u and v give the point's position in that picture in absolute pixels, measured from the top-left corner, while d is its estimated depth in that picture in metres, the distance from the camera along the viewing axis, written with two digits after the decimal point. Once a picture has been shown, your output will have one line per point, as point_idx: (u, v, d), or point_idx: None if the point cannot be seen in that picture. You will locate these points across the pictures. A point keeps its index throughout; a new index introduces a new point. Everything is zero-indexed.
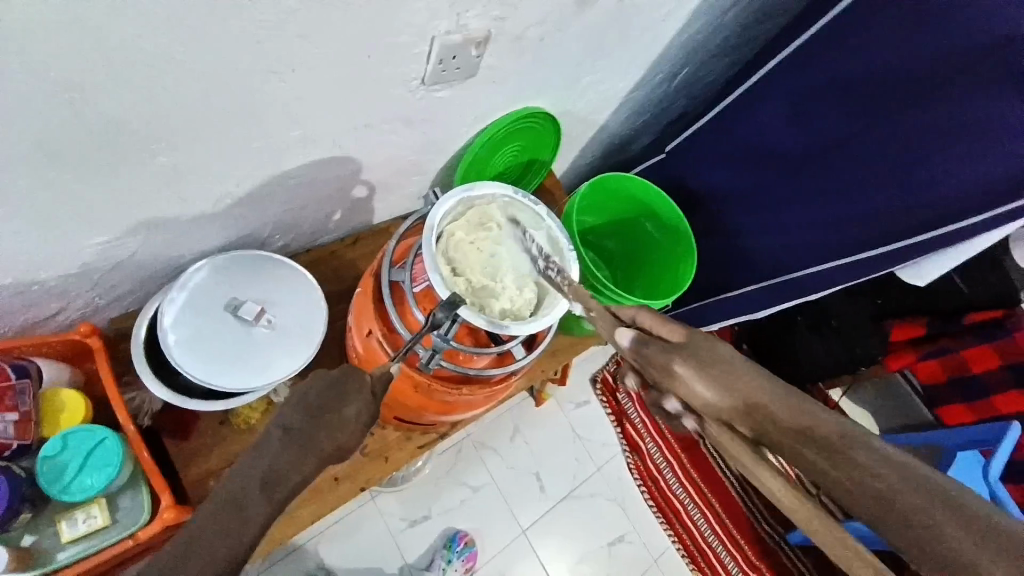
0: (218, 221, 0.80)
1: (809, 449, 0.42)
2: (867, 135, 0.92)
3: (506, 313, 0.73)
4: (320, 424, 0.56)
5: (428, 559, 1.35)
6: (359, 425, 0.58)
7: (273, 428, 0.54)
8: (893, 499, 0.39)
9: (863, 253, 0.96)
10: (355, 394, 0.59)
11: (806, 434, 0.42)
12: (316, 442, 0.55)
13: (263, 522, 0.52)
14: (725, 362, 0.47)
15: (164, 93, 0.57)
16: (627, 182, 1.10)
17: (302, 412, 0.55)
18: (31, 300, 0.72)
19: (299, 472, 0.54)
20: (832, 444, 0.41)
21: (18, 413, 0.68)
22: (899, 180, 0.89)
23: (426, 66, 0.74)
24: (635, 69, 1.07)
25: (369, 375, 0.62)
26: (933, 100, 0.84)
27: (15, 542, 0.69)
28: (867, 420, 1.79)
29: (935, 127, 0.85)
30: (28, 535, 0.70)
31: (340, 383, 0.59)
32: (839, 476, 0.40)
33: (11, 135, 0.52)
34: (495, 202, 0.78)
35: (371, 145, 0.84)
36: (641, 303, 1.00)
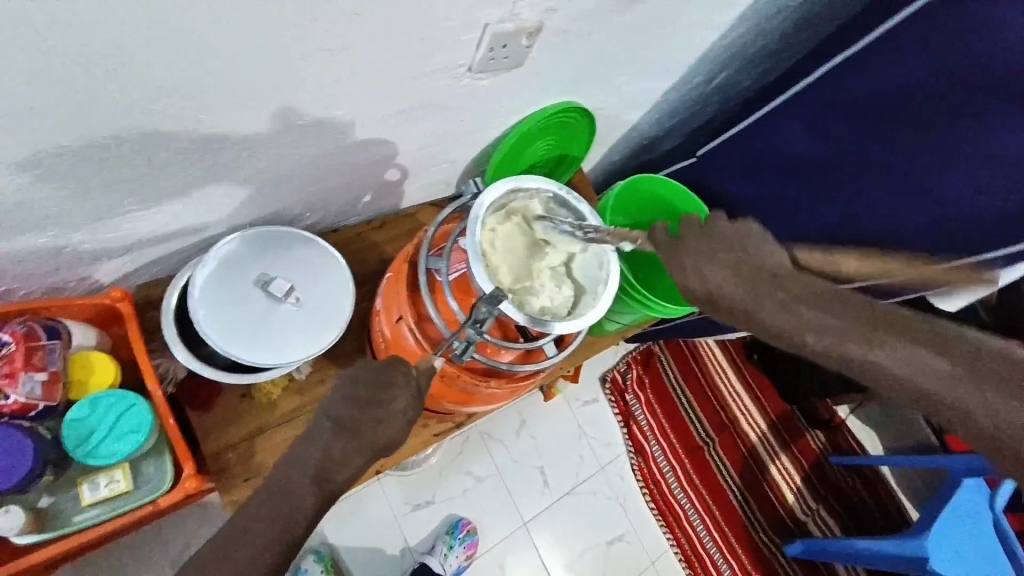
0: (252, 194, 0.79)
1: (775, 296, 0.59)
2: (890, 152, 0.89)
3: (550, 306, 0.74)
4: (368, 418, 0.61)
5: (429, 543, 1.36)
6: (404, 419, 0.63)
7: (320, 418, 0.60)
8: (801, 303, 0.58)
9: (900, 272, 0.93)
10: (402, 385, 0.63)
11: (765, 282, 0.61)
12: (364, 435, 0.60)
13: (313, 507, 0.58)
14: (711, 261, 0.64)
15: (215, 62, 0.56)
16: (658, 184, 1.10)
17: (352, 401, 0.61)
18: (62, 262, 0.71)
19: (344, 466, 0.59)
20: (768, 277, 0.61)
21: (47, 372, 0.69)
22: (918, 202, 0.87)
23: (474, 52, 0.73)
24: (676, 70, 1.05)
25: (416, 367, 0.65)
26: (951, 120, 0.81)
27: (32, 503, 0.69)
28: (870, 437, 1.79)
29: (950, 150, 0.82)
30: (45, 498, 0.70)
31: (385, 375, 0.62)
32: (767, 292, 0.60)
33: (61, 95, 0.52)
34: (537, 195, 0.77)
35: (408, 129, 0.83)
36: (665, 308, 0.99)
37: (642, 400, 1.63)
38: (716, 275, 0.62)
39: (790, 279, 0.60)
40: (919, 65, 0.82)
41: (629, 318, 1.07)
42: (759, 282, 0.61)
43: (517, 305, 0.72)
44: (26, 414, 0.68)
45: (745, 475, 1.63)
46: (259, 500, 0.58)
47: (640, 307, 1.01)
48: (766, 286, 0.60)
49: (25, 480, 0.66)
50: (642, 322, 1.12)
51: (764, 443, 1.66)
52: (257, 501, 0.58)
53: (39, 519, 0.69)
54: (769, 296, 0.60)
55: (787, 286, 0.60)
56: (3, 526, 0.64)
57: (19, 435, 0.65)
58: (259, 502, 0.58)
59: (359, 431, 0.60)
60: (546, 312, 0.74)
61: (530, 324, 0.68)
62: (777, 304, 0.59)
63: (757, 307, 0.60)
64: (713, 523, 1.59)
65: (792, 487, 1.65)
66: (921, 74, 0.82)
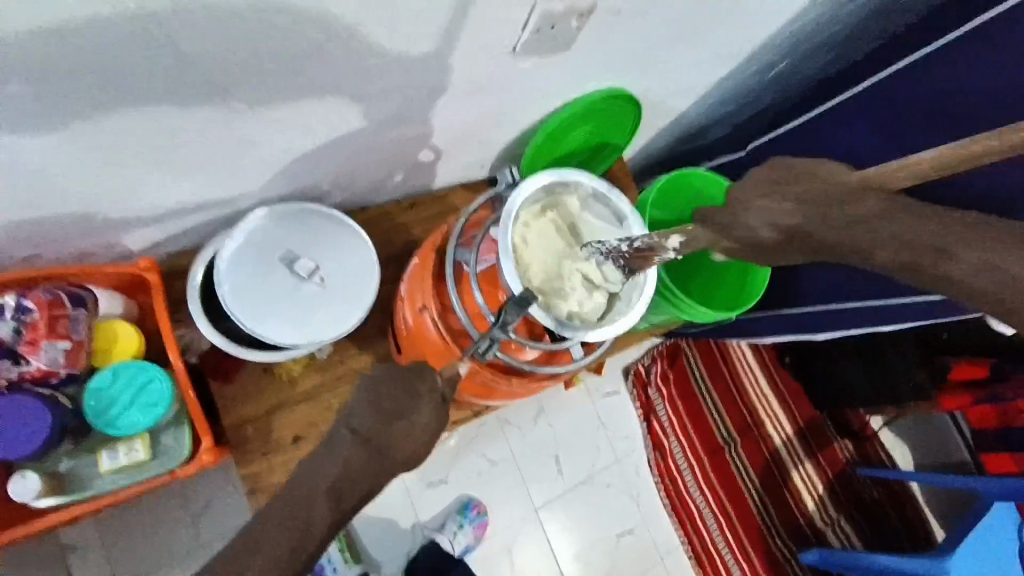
0: (281, 170, 0.78)
1: (838, 217, 0.50)
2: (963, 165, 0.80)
3: (580, 310, 0.71)
4: (387, 423, 0.62)
5: (440, 520, 1.38)
6: (426, 429, 0.63)
7: (343, 428, 0.62)
8: (873, 221, 0.49)
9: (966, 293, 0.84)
10: (425, 398, 0.64)
11: (826, 204, 0.51)
12: (383, 444, 0.62)
13: (328, 518, 0.61)
14: (762, 195, 0.55)
15: (244, 30, 0.53)
16: (698, 177, 1.05)
17: (374, 414, 0.62)
18: (91, 228, 0.71)
19: (363, 480, 0.61)
20: (832, 200, 0.51)
21: (70, 341, 0.70)
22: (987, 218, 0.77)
23: (520, 32, 0.68)
24: (734, 55, 0.97)
25: (440, 378, 0.67)
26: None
27: (52, 467, 0.72)
28: (902, 451, 1.71)
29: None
30: (65, 462, 0.73)
31: (409, 386, 0.64)
32: (828, 216, 0.51)
33: (87, 61, 0.50)
34: (575, 190, 0.74)
35: (443, 109, 0.79)
36: (698, 311, 0.94)
37: (664, 396, 1.59)
38: (763, 212, 0.54)
39: (856, 195, 0.51)
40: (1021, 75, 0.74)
41: (659, 318, 1.03)
42: (819, 209, 0.52)
43: (546, 305, 0.69)
44: (47, 380, 0.70)
45: (766, 479, 1.59)
46: (283, 511, 0.61)
47: (673, 309, 0.97)
48: (828, 210, 0.51)
49: (43, 448, 0.68)
50: (672, 322, 1.07)
51: (788, 448, 1.61)
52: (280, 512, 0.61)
53: (58, 483, 0.71)
54: (835, 218, 0.50)
55: (854, 203, 0.50)
56: (21, 491, 0.67)
57: (36, 402, 0.67)
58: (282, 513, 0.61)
59: (379, 443, 0.62)
60: (575, 316, 0.71)
61: (554, 326, 0.66)
62: (843, 229, 0.50)
63: (820, 235, 0.51)
64: (727, 525, 1.55)
65: (816, 497, 1.60)
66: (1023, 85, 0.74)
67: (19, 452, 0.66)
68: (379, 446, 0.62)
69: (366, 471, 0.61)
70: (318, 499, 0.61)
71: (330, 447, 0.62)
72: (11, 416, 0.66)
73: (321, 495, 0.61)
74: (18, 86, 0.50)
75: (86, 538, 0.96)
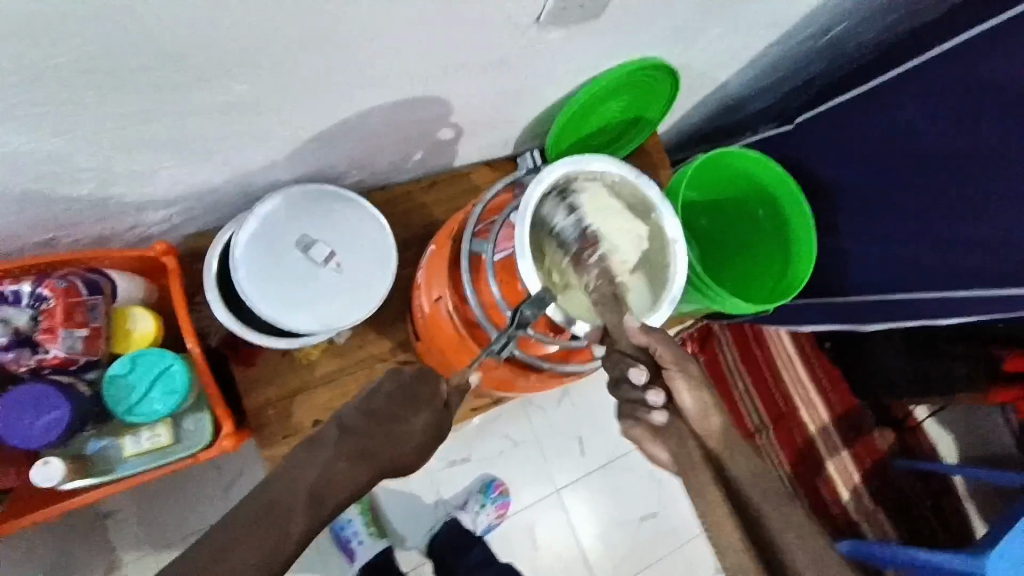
0: (295, 152, 0.75)
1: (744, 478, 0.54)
2: None
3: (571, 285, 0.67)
4: (383, 429, 0.63)
5: (462, 499, 1.38)
6: (421, 435, 0.64)
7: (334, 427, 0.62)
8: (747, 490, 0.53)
9: (1016, 286, 0.76)
10: (424, 404, 0.66)
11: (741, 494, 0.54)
12: (370, 451, 0.62)
13: (304, 529, 0.58)
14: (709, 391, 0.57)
15: (249, 12, 0.49)
16: (744, 159, 0.95)
17: (366, 415, 0.63)
18: (107, 213, 0.70)
19: (343, 487, 0.59)
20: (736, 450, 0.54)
21: (88, 328, 0.71)
22: None
23: (543, 1, 0.62)
24: (785, 20, 0.88)
25: (444, 385, 0.68)
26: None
27: (77, 450, 0.74)
28: (946, 444, 1.62)
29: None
30: (90, 444, 0.74)
31: (409, 391, 0.66)
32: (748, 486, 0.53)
33: (91, 52, 0.47)
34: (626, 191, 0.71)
35: (463, 85, 0.73)
36: (735, 304, 0.89)
37: None
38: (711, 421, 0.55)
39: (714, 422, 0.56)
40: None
41: (690, 308, 0.98)
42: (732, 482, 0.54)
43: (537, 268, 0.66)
44: (67, 367, 0.70)
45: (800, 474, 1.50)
46: (246, 524, 0.57)
47: (705, 301, 0.92)
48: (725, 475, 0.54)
49: (61, 438, 0.70)
50: (702, 312, 1.02)
51: (823, 438, 1.51)
52: (243, 525, 0.57)
53: (82, 466, 0.73)
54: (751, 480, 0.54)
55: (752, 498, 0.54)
56: (44, 477, 0.69)
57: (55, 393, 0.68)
58: (245, 527, 0.57)
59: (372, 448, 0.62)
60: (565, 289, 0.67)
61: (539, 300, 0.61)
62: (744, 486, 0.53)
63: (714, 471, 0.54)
64: None
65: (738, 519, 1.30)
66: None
67: (39, 442, 0.68)
68: (372, 450, 0.61)
69: (351, 479, 0.60)
70: (294, 508, 0.58)
71: (312, 446, 0.60)
72: (30, 405, 0.68)
73: (297, 500, 0.58)
74: (22, 78, 0.47)
75: (121, 505, 1.00)
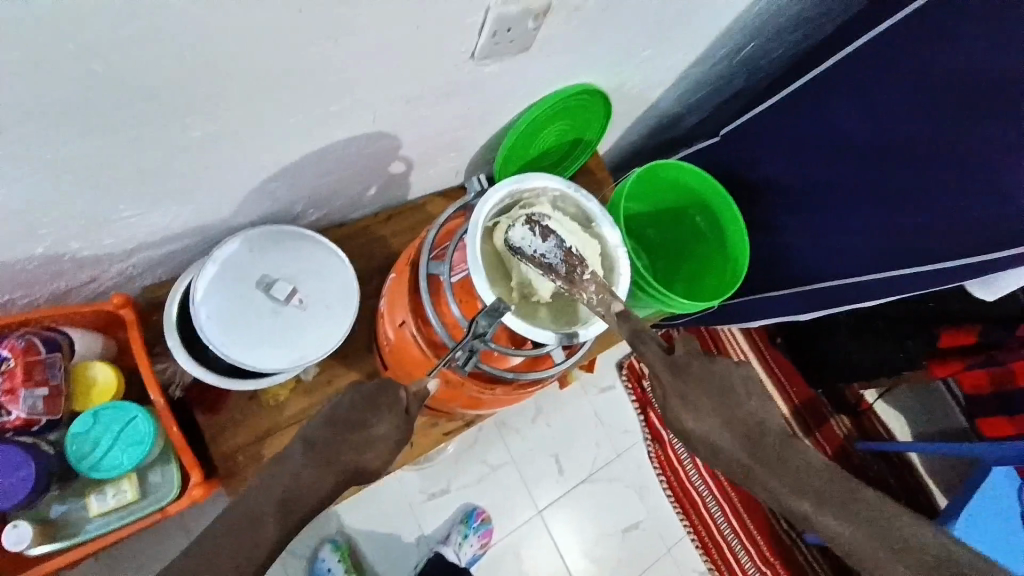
0: (251, 194, 0.77)
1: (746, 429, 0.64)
2: (935, 141, 0.82)
3: (526, 296, 0.72)
4: (348, 439, 0.59)
5: (444, 532, 1.37)
6: (390, 442, 0.61)
7: (298, 442, 0.58)
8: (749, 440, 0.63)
9: (926, 265, 0.84)
10: (388, 410, 0.62)
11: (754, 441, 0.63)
12: (339, 459, 0.58)
13: (276, 538, 0.54)
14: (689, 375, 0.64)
15: (204, 56, 0.52)
16: (677, 169, 1.02)
17: (329, 426, 0.59)
18: (61, 269, 0.70)
19: (314, 496, 0.56)
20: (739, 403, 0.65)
21: (48, 387, 0.69)
22: (963, 194, 0.80)
23: (477, 38, 0.68)
24: (699, 42, 0.97)
25: (406, 389, 0.64)
26: (1006, 106, 0.76)
27: (42, 513, 0.71)
28: (898, 423, 1.69)
29: (999, 147, 0.76)
30: (57, 506, 0.72)
31: (374, 398, 0.62)
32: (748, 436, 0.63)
33: (48, 99, 0.49)
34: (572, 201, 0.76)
35: (411, 119, 0.78)
36: (684, 303, 0.95)
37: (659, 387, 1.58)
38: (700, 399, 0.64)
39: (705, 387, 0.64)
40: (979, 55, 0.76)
41: (645, 313, 1.03)
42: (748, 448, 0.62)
43: (492, 284, 0.70)
44: (29, 429, 0.69)
45: None
46: (218, 533, 0.53)
47: (657, 304, 0.98)
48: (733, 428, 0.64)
49: (29, 497, 0.67)
50: (656, 316, 1.08)
51: None
52: (216, 534, 0.53)
53: (48, 529, 0.71)
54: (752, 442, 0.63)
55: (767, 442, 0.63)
56: (12, 541, 0.66)
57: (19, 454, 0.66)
58: (218, 535, 0.53)
59: (339, 456, 0.58)
60: (520, 300, 0.72)
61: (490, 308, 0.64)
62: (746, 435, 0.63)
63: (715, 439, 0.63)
64: (732, 511, 1.54)
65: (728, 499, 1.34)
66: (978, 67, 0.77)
67: (5, 504, 0.66)
68: (339, 458, 0.58)
69: (320, 489, 0.56)
70: (263, 518, 0.53)
71: (278, 462, 0.56)
72: None
73: (267, 510, 0.54)
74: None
75: None
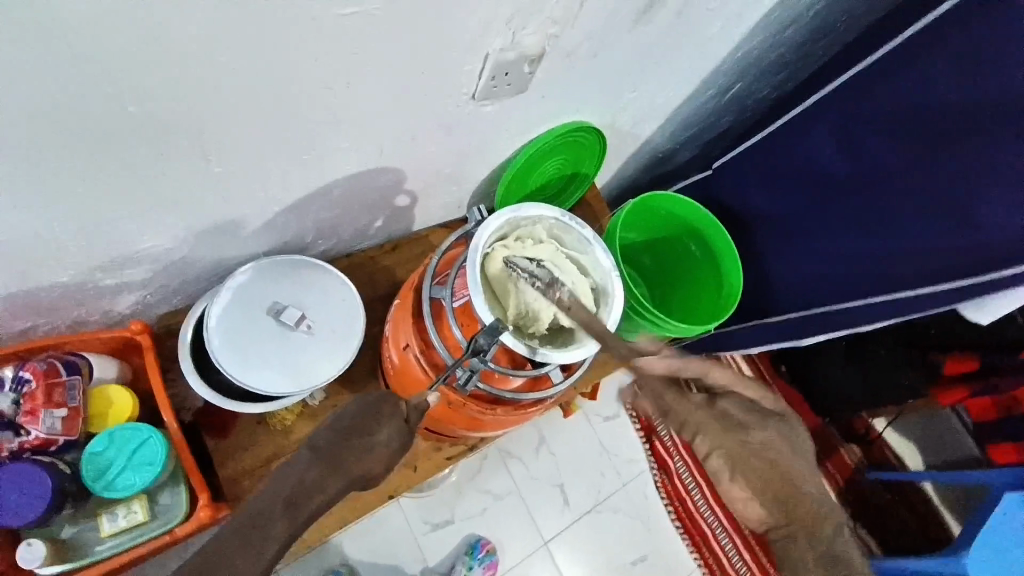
0: (264, 227, 0.81)
1: None
2: (914, 171, 0.85)
3: (522, 318, 0.74)
4: (352, 445, 0.62)
5: (448, 564, 1.35)
6: (389, 448, 0.64)
7: (305, 448, 0.61)
8: None
9: (900, 290, 0.89)
10: (388, 419, 0.65)
11: None
12: (342, 464, 0.61)
13: (283, 537, 0.57)
14: None
15: (216, 99, 0.57)
16: (670, 199, 1.05)
17: (333, 433, 0.62)
18: (83, 296, 0.74)
19: (317, 498, 0.59)
20: None
21: (66, 409, 0.72)
22: (944, 218, 0.83)
23: (476, 81, 0.74)
24: (687, 83, 1.03)
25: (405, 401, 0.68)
26: (970, 143, 0.79)
27: (54, 533, 0.73)
28: (912, 453, 1.63)
29: (970, 172, 0.80)
30: (68, 528, 0.74)
31: (374, 407, 0.65)
32: None
33: (82, 137, 0.54)
34: (566, 228, 0.79)
35: (416, 155, 0.83)
36: (682, 328, 0.97)
37: None
38: None
39: None
40: (949, 87, 0.79)
41: None
42: None
43: (490, 306, 0.73)
44: (46, 448, 0.71)
45: None
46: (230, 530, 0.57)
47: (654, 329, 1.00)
48: None
49: (47, 511, 0.69)
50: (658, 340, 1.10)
51: None
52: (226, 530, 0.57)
53: (61, 547, 0.73)
54: None
55: None
56: (27, 558, 0.68)
57: (39, 472, 0.68)
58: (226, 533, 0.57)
59: (340, 461, 0.61)
60: (516, 322, 0.74)
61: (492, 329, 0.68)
62: None
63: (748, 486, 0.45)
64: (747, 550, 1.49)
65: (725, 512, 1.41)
66: (953, 100, 0.79)
67: (23, 520, 0.68)
68: (339, 464, 0.61)
69: (323, 491, 0.60)
70: (272, 516, 0.57)
71: (286, 465, 0.60)
72: (13, 483, 0.68)
73: (275, 509, 0.58)
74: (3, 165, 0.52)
75: None
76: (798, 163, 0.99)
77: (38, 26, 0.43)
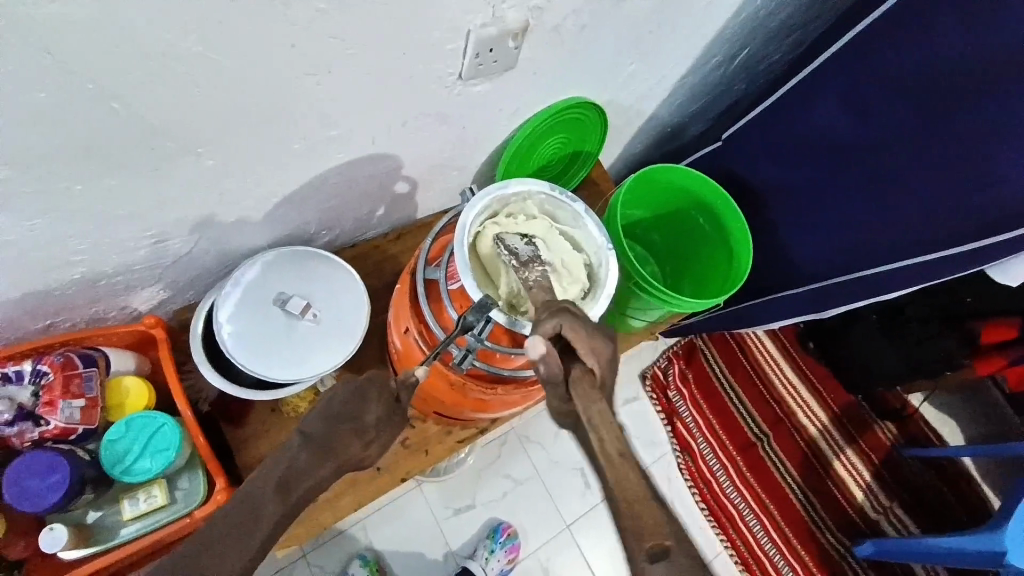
0: (265, 219, 0.83)
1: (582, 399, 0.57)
2: (930, 127, 0.81)
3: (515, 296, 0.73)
4: (343, 428, 0.64)
5: (471, 548, 1.37)
6: (378, 428, 0.66)
7: (297, 433, 0.63)
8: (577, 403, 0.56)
9: (911, 256, 0.86)
10: (376, 401, 0.66)
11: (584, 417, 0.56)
12: (333, 449, 0.63)
13: (277, 516, 0.60)
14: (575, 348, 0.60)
15: (201, 96, 0.58)
16: (673, 173, 1.03)
17: (323, 419, 0.63)
18: (97, 293, 0.77)
19: (309, 479, 0.62)
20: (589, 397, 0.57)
21: (84, 399, 0.76)
22: (961, 176, 0.79)
23: (461, 60, 0.73)
24: (687, 53, 1.00)
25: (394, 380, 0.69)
26: (983, 95, 0.76)
27: (79, 519, 0.78)
28: (949, 427, 1.58)
29: (986, 126, 0.76)
30: (92, 513, 0.78)
31: (363, 392, 0.66)
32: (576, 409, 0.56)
33: (75, 140, 0.56)
34: (555, 206, 0.79)
35: (409, 141, 0.83)
36: (688, 303, 0.95)
37: (686, 397, 1.49)
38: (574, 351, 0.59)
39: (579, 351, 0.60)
40: (955, 29, 0.76)
41: (654, 317, 1.04)
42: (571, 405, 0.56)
43: (480, 286, 0.73)
44: (66, 437, 0.75)
45: (809, 479, 1.47)
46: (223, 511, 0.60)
47: (662, 305, 0.98)
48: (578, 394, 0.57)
49: (65, 499, 0.73)
50: (670, 317, 1.07)
51: (825, 436, 1.49)
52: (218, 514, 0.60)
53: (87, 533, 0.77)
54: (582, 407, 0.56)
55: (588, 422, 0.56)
56: (50, 543, 0.72)
57: (59, 460, 0.72)
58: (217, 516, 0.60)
59: (331, 444, 0.64)
60: (509, 301, 0.73)
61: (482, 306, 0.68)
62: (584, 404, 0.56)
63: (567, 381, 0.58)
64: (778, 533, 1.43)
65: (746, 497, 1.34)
66: (956, 41, 0.77)
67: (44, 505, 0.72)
68: (331, 446, 0.63)
69: (316, 474, 0.62)
70: (262, 498, 0.60)
71: (279, 450, 0.63)
72: (35, 470, 0.72)
73: (266, 492, 0.60)
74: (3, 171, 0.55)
75: None
76: (806, 126, 0.95)
77: (20, 35, 0.45)
